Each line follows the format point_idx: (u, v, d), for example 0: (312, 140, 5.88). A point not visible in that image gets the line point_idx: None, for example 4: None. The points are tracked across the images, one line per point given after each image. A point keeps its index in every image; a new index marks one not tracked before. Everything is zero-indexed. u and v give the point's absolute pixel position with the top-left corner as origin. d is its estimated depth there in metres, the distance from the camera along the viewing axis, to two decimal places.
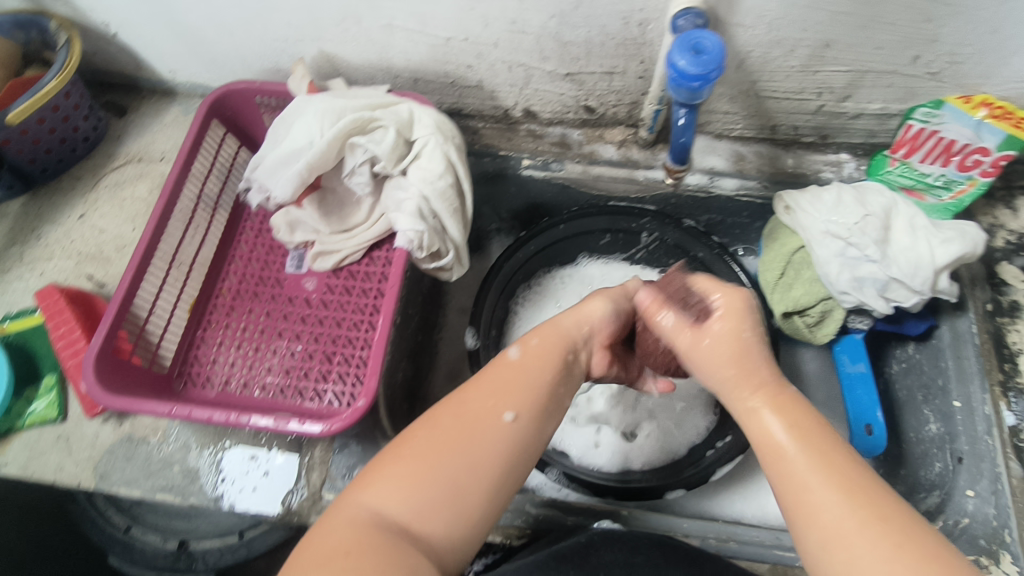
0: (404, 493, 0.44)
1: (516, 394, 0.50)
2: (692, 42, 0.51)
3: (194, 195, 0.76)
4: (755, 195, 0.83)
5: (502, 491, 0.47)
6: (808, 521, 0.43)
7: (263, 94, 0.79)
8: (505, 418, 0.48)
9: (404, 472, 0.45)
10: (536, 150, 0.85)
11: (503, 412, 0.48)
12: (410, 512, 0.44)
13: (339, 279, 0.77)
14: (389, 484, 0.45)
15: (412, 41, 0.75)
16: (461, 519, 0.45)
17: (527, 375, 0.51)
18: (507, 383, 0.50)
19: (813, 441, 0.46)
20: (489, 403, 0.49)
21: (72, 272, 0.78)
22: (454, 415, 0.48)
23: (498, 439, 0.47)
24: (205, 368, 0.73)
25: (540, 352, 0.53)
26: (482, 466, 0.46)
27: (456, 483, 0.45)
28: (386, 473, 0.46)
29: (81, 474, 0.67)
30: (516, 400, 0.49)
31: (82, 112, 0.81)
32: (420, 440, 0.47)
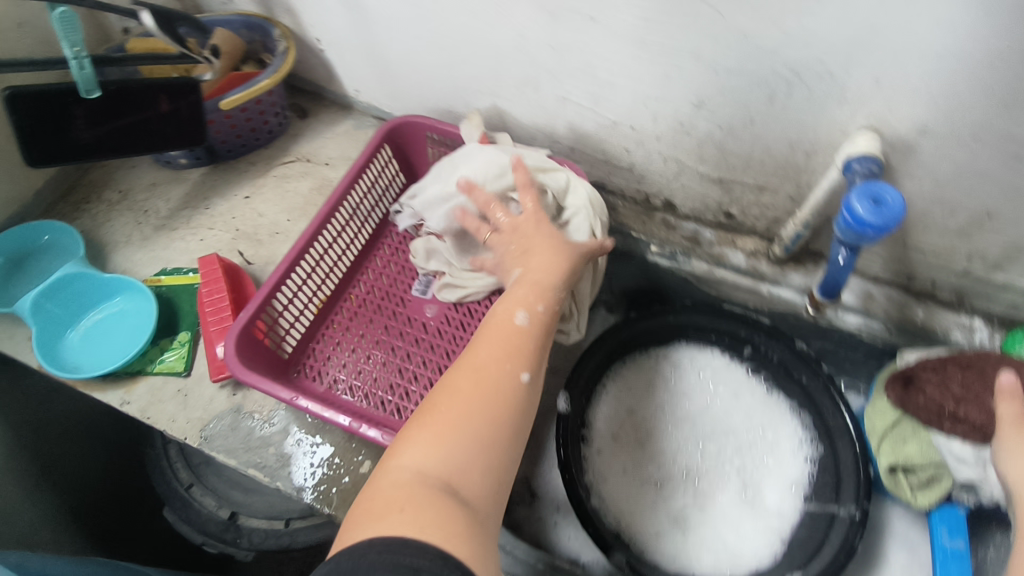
0: (438, 448, 0.45)
1: (521, 359, 0.54)
2: (872, 193, 0.52)
3: (353, 205, 0.83)
4: (877, 337, 0.83)
5: (521, 442, 0.51)
6: None
7: (434, 132, 0.87)
8: (521, 378, 0.53)
9: (435, 431, 0.46)
10: (666, 240, 0.89)
11: (516, 375, 0.52)
12: (452, 467, 0.44)
13: (458, 313, 0.81)
14: (421, 443, 0.46)
15: (580, 115, 0.80)
16: (492, 471, 0.46)
17: (529, 339, 0.56)
18: (510, 350, 0.54)
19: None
20: (503, 366, 0.52)
21: (227, 245, 0.86)
22: (474, 378, 0.51)
23: (516, 397, 0.51)
24: (319, 363, 0.78)
25: (525, 298, 0.58)
26: (506, 416, 0.49)
27: (485, 437, 0.47)
28: (419, 435, 0.46)
29: (189, 430, 0.72)
30: (521, 360, 0.54)
31: (274, 110, 0.91)
32: (448, 400, 0.49)
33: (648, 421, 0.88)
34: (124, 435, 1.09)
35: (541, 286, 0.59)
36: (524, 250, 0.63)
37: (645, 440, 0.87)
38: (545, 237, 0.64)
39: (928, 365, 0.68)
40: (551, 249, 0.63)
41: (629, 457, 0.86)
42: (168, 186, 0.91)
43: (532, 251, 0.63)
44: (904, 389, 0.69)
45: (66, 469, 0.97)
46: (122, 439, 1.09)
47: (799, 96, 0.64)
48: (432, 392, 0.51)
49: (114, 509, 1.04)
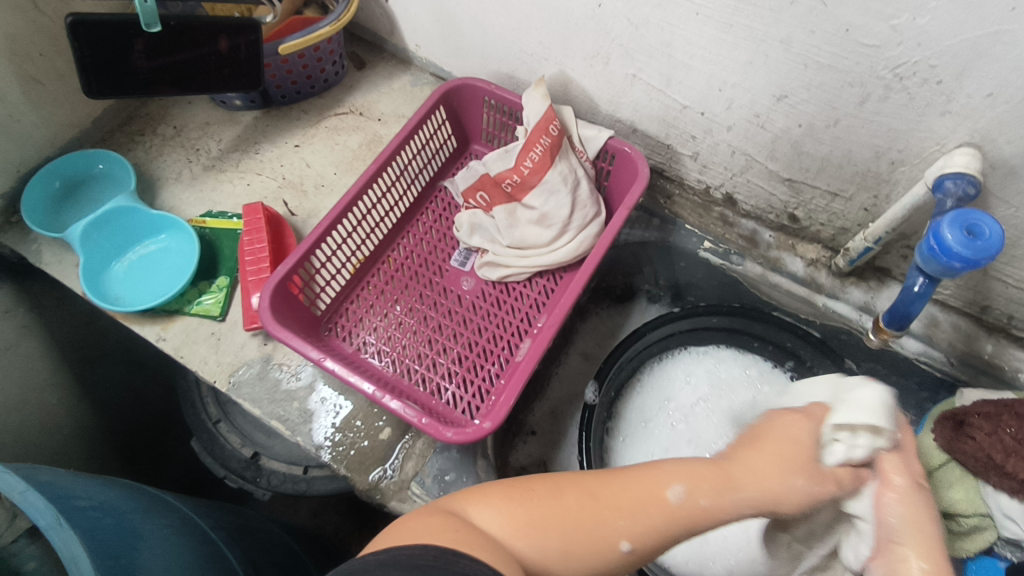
0: (515, 518, 0.41)
1: (646, 529, 0.42)
2: (967, 221, 0.47)
3: (401, 166, 0.81)
4: (937, 367, 0.77)
5: None
6: None
7: (492, 97, 0.83)
8: (621, 546, 0.42)
9: (521, 504, 0.42)
10: (722, 236, 0.84)
11: (625, 542, 0.42)
12: (511, 540, 0.40)
13: (495, 290, 0.79)
14: (501, 507, 0.42)
15: (649, 96, 0.75)
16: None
17: (672, 527, 0.43)
18: (650, 513, 0.43)
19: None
20: (627, 516, 0.42)
21: (273, 193, 0.85)
22: (588, 493, 0.43)
23: (606, 559, 0.41)
24: (351, 324, 0.77)
25: (706, 482, 0.44)
26: (592, 559, 0.41)
27: (557, 548, 0.41)
28: (499, 498, 0.43)
29: (218, 373, 0.74)
30: (647, 536, 0.42)
31: (333, 59, 0.89)
32: (551, 491, 0.43)
33: (683, 414, 0.85)
34: (162, 363, 1.12)
35: (734, 486, 0.45)
36: (754, 442, 0.48)
37: (677, 433, 0.85)
38: (788, 431, 0.48)
39: (983, 409, 0.63)
40: (772, 461, 0.46)
41: (659, 448, 0.84)
42: (221, 127, 0.90)
43: (759, 445, 0.47)
44: (955, 431, 0.65)
45: (103, 393, 1.01)
46: (159, 366, 1.12)
47: (896, 101, 0.58)
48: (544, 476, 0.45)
49: (148, 432, 1.09)
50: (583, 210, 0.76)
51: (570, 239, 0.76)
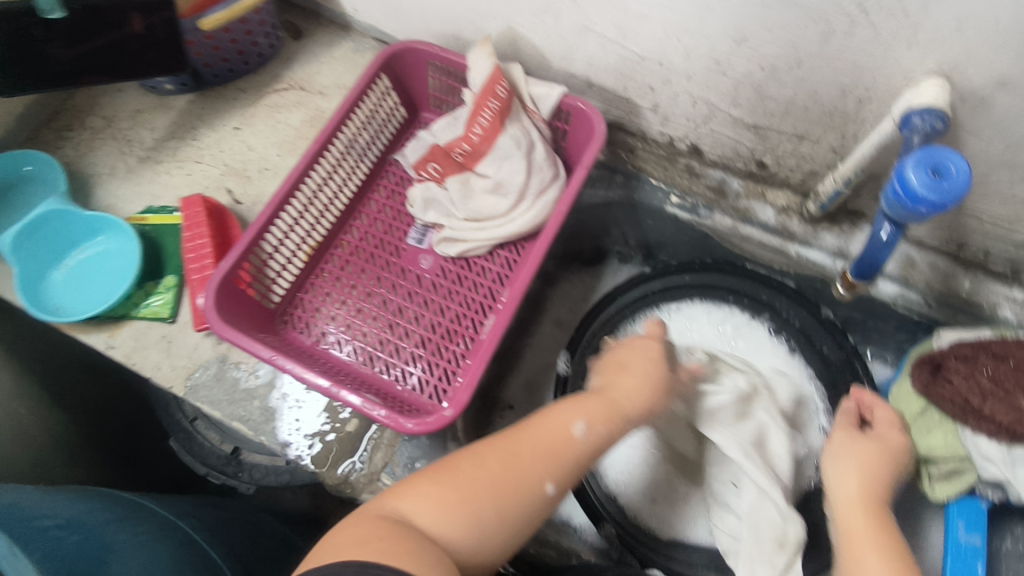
0: (440, 505, 0.48)
1: (561, 469, 0.53)
2: (933, 161, 0.44)
3: (345, 143, 0.76)
4: (914, 310, 0.76)
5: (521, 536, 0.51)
6: None
7: (437, 60, 0.77)
8: (547, 488, 0.52)
9: (445, 488, 0.49)
10: (688, 189, 0.80)
11: (545, 483, 0.52)
12: (436, 522, 0.47)
13: (455, 267, 0.76)
14: (428, 492, 0.49)
15: (601, 47, 0.70)
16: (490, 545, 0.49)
17: (580, 457, 0.54)
18: (556, 455, 0.53)
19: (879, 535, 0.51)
20: (536, 469, 0.51)
21: (215, 181, 0.81)
22: (502, 461, 0.51)
23: (531, 501, 0.51)
24: (308, 315, 0.74)
25: (596, 417, 0.57)
26: (518, 511, 0.50)
27: (487, 518, 0.48)
28: (427, 487, 0.50)
29: (174, 378, 0.71)
30: (559, 473, 0.53)
31: (264, 30, 0.83)
32: (470, 466, 0.51)
33: None
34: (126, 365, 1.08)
35: (616, 410, 0.58)
36: (615, 371, 0.61)
37: None
38: (634, 369, 0.61)
39: (960, 352, 0.62)
40: (636, 382, 0.60)
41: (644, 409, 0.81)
42: (153, 114, 0.85)
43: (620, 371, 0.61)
44: (931, 376, 0.63)
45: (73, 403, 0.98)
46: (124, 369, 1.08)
47: (860, 33, 0.54)
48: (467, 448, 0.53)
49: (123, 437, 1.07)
50: (540, 173, 0.72)
51: (529, 206, 0.73)
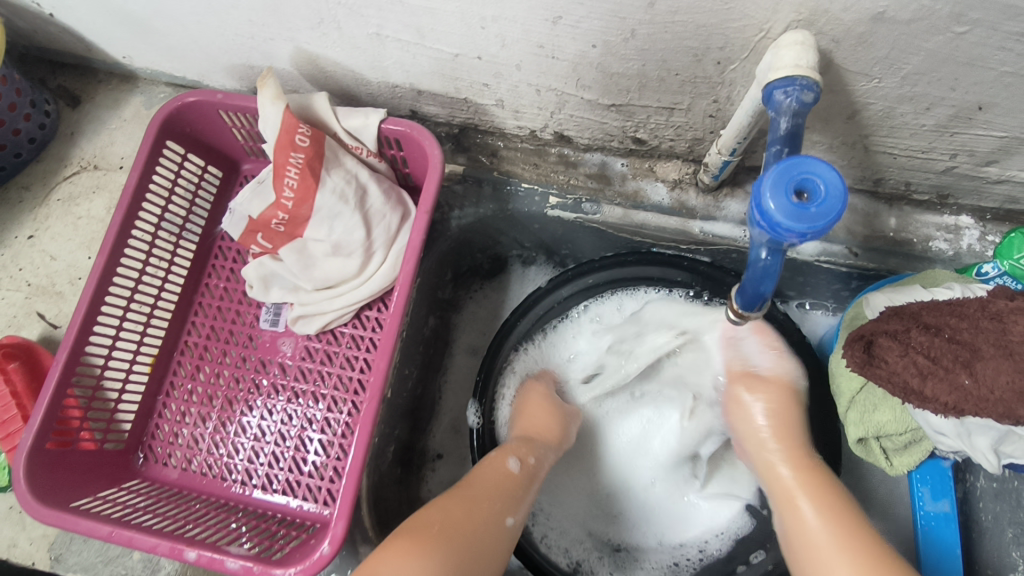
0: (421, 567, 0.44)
1: (513, 501, 0.54)
2: (794, 178, 0.33)
3: (148, 235, 0.64)
4: (840, 264, 0.65)
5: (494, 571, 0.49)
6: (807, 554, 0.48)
7: (226, 108, 0.63)
8: (508, 522, 0.52)
9: (433, 545, 0.46)
10: (567, 184, 0.68)
11: (505, 517, 0.52)
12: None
13: (320, 344, 0.65)
14: (410, 553, 0.45)
15: (409, 53, 0.57)
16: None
17: (523, 488, 0.57)
18: (511, 496, 0.54)
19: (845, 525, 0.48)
20: (495, 506, 0.52)
21: (22, 308, 0.68)
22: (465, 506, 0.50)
23: (501, 538, 0.51)
24: (167, 442, 0.64)
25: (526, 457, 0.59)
26: (495, 561, 0.49)
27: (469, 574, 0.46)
28: (399, 545, 0.46)
29: (36, 553, 0.61)
30: (514, 507, 0.54)
31: (21, 110, 0.68)
32: (440, 517, 0.49)
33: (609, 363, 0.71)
34: None
35: (534, 443, 0.62)
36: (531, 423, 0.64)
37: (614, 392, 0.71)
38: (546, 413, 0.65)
39: (889, 326, 0.53)
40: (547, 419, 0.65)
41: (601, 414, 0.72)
42: None
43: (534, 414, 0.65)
44: (865, 355, 0.54)
45: None
46: None
47: None
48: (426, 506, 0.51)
49: None
50: (383, 221, 0.61)
51: (383, 258, 0.62)
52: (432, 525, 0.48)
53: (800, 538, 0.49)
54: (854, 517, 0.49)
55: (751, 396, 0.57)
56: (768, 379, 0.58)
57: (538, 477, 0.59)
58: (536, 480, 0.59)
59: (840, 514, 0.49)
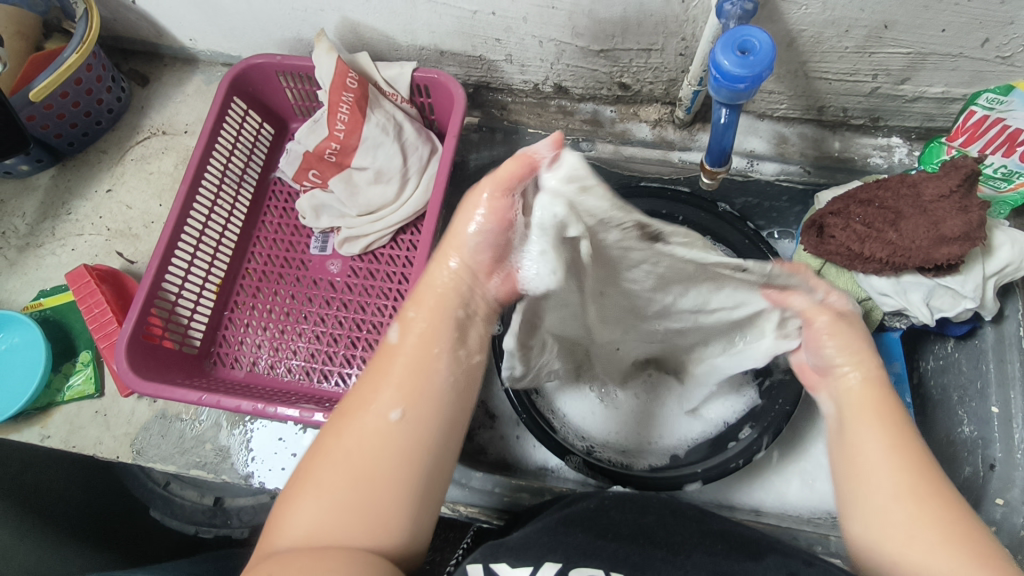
0: (329, 506, 0.39)
1: (401, 386, 0.41)
2: (738, 40, 0.47)
3: (218, 174, 0.75)
4: (796, 181, 0.79)
5: (424, 481, 0.40)
6: (856, 453, 0.45)
7: (283, 68, 0.75)
8: (392, 418, 0.40)
9: (323, 491, 0.39)
10: (567, 128, 0.82)
11: (388, 412, 0.40)
12: (314, 527, 0.38)
13: (363, 263, 0.77)
14: (304, 502, 0.39)
15: (436, 13, 0.70)
16: (416, 504, 0.40)
17: (407, 359, 0.42)
18: (409, 374, 0.41)
19: (889, 418, 0.45)
20: (371, 407, 0.41)
21: (103, 248, 0.79)
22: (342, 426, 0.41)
23: (391, 445, 0.40)
24: (233, 349, 0.75)
25: (425, 320, 0.43)
26: (394, 467, 0.40)
27: (381, 493, 0.39)
28: (297, 491, 0.40)
29: (119, 448, 0.72)
30: (403, 395, 0.41)
31: (105, 84, 0.80)
32: (326, 450, 0.41)
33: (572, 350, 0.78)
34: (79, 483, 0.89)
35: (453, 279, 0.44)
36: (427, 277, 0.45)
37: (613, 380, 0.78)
38: (484, 227, 0.42)
39: (833, 208, 0.66)
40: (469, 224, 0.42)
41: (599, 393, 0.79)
42: (19, 199, 0.81)
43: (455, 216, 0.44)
44: (818, 236, 0.67)
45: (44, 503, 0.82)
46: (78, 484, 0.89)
47: None
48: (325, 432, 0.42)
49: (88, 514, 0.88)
50: (416, 152, 0.74)
51: (416, 184, 0.74)
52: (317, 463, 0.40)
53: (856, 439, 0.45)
54: (899, 413, 0.46)
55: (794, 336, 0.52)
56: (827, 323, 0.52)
57: (446, 334, 0.43)
58: (441, 342, 0.42)
59: (885, 409, 0.46)
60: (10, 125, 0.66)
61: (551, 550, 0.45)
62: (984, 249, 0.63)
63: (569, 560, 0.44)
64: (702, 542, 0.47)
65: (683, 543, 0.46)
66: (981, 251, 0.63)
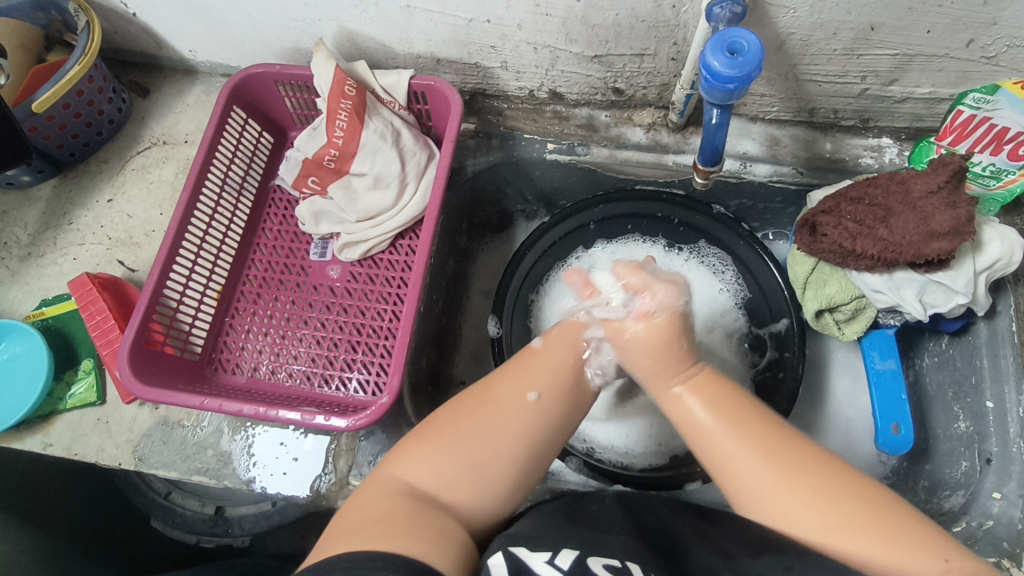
0: (445, 469, 0.49)
1: (537, 379, 0.54)
2: (727, 42, 0.49)
3: (218, 182, 0.76)
4: (789, 182, 0.79)
5: (528, 462, 0.51)
6: (717, 460, 0.50)
7: (282, 77, 0.77)
8: (528, 399, 0.52)
9: (446, 446, 0.49)
10: (562, 133, 0.83)
11: (526, 393, 0.52)
12: (435, 479, 0.48)
13: (362, 268, 0.78)
14: (427, 456, 0.49)
15: (432, 22, 0.71)
16: (519, 475, 0.51)
17: (547, 364, 0.55)
18: (541, 371, 0.54)
19: (722, 404, 0.52)
20: (513, 387, 0.53)
21: (104, 257, 0.80)
22: (480, 396, 0.52)
23: (520, 420, 0.51)
24: (234, 355, 0.76)
25: (562, 339, 0.57)
26: (512, 446, 0.50)
27: (496, 458, 0.49)
28: (420, 447, 0.50)
29: (121, 455, 0.72)
30: (539, 383, 0.53)
31: (106, 95, 0.81)
32: (454, 417, 0.51)
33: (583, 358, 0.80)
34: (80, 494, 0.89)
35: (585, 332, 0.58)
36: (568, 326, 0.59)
37: None
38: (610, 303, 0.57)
39: (825, 206, 0.68)
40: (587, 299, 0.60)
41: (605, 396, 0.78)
42: (20, 210, 0.82)
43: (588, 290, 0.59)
44: (811, 235, 0.69)
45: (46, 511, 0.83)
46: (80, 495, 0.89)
47: None
48: (449, 404, 0.53)
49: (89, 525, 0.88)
50: (414, 158, 0.75)
51: (414, 190, 0.75)
52: (445, 426, 0.51)
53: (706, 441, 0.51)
54: (728, 392, 0.53)
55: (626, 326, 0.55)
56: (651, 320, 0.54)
57: (578, 351, 0.57)
58: (574, 355, 0.56)
59: (721, 398, 0.52)
60: (13, 134, 0.67)
61: (565, 538, 0.45)
62: (974, 245, 0.64)
63: (584, 549, 0.44)
64: (702, 539, 0.47)
65: (681, 539, 0.47)
66: (971, 247, 0.64)
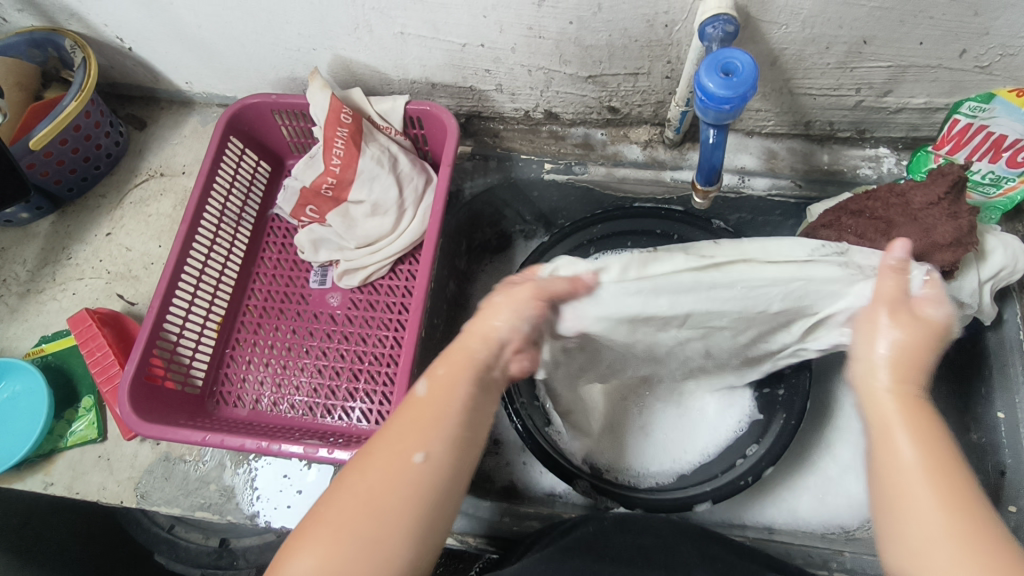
0: (328, 561, 0.40)
1: (427, 433, 0.45)
2: (721, 63, 0.49)
3: (216, 213, 0.76)
4: (789, 195, 0.78)
5: (430, 530, 0.43)
6: (887, 465, 0.43)
7: (278, 107, 0.77)
8: (415, 460, 0.44)
9: (325, 535, 0.41)
10: (558, 153, 0.83)
11: (412, 454, 0.44)
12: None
13: (363, 295, 0.77)
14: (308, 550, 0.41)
15: (426, 48, 0.71)
16: (422, 547, 0.43)
17: (432, 412, 0.46)
18: (428, 424, 0.46)
19: (924, 426, 0.43)
20: (396, 448, 0.45)
21: (103, 291, 0.79)
22: (359, 466, 0.44)
23: (410, 487, 0.43)
24: (235, 387, 0.75)
25: (447, 377, 0.48)
26: (406, 518, 0.42)
27: (386, 538, 0.42)
28: (298, 540, 0.42)
29: (123, 492, 0.71)
30: (423, 440, 0.45)
31: (103, 129, 0.81)
32: (335, 498, 0.43)
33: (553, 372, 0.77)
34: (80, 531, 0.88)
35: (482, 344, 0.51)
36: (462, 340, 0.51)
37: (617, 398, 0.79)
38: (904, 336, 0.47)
39: (825, 220, 0.68)
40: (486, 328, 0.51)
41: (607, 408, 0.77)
42: (18, 246, 0.82)
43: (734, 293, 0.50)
44: None
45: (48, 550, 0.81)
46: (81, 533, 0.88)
47: None
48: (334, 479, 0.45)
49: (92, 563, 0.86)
50: (412, 183, 0.75)
51: (413, 216, 0.75)
52: (326, 509, 0.43)
53: (884, 444, 0.44)
54: (932, 418, 0.44)
55: (893, 321, 0.47)
56: (919, 317, 0.47)
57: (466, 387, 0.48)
58: (461, 389, 0.48)
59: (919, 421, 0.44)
60: (11, 172, 0.67)
61: None
62: (978, 255, 0.63)
63: None
64: None
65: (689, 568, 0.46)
66: (975, 256, 0.63)
